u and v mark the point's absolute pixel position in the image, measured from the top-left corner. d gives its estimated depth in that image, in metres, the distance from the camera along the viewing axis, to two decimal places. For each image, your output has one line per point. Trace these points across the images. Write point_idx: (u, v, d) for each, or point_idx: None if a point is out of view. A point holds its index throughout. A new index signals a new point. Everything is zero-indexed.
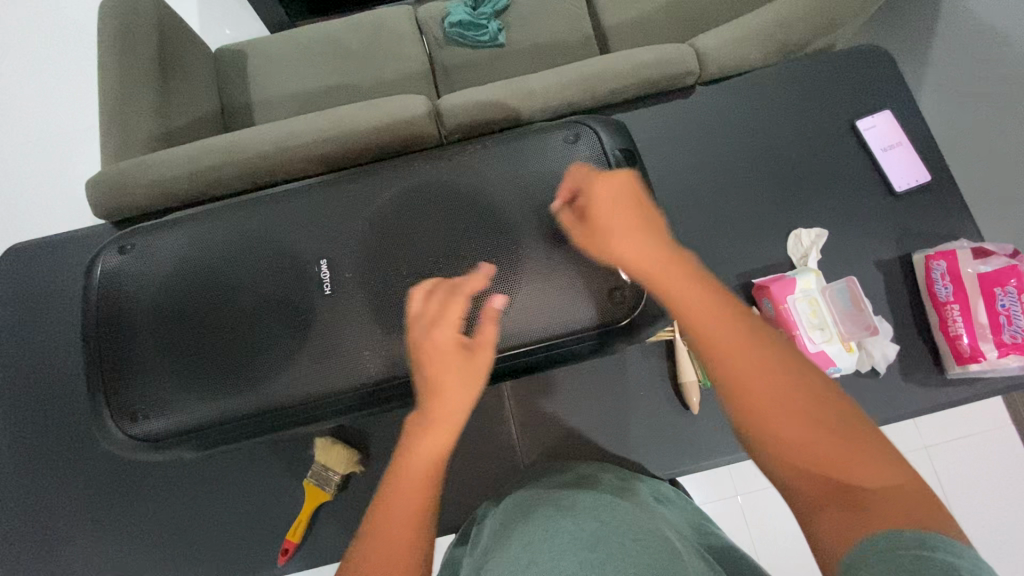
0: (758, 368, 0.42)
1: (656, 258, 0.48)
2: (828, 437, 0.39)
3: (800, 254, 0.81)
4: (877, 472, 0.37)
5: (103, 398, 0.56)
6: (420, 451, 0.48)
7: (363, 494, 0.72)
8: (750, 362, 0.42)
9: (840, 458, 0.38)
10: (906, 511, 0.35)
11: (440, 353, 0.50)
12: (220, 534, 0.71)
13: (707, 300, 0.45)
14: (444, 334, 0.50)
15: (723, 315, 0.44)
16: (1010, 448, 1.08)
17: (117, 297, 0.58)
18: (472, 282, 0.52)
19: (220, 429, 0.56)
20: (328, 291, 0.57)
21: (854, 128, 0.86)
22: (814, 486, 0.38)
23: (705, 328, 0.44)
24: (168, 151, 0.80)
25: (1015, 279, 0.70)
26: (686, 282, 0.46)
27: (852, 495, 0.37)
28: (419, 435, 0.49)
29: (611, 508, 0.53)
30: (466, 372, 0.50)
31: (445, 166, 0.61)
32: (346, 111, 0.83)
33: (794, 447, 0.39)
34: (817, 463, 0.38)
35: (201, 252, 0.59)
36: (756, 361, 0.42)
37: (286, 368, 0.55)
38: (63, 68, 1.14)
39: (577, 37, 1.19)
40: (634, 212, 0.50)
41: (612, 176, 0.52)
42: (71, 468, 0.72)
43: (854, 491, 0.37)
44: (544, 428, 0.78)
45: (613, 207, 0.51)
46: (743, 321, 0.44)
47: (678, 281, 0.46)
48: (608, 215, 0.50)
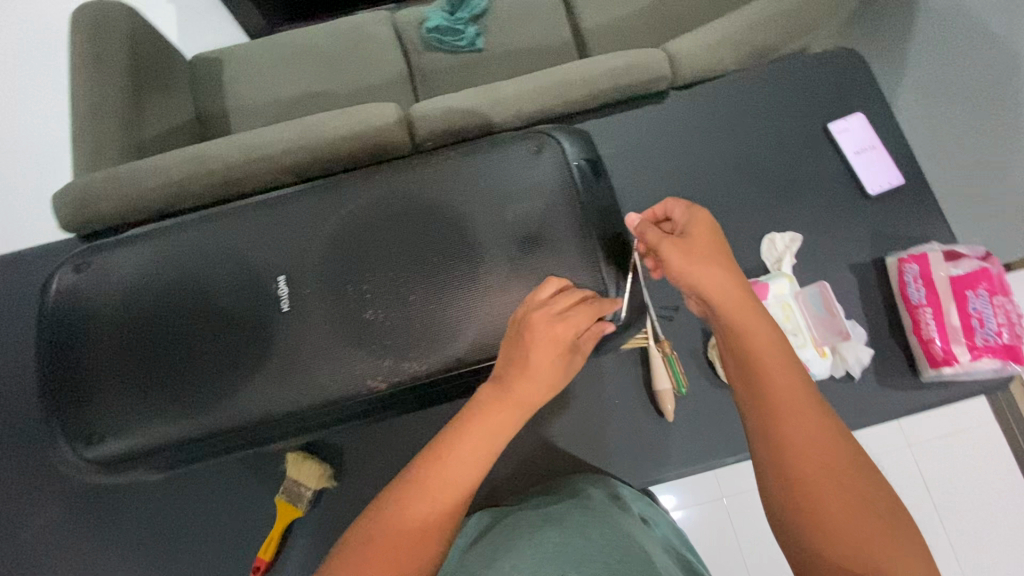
0: (816, 438, 0.44)
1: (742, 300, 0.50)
2: (873, 520, 0.40)
3: (775, 258, 0.80)
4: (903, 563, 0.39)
5: (59, 421, 0.55)
6: (454, 473, 0.47)
7: (337, 509, 0.71)
8: (812, 428, 0.44)
9: (879, 544, 0.39)
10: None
11: (555, 347, 0.49)
12: (191, 552, 0.70)
13: (782, 362, 0.47)
14: (567, 328, 0.49)
15: (795, 379, 0.46)
16: (994, 448, 1.08)
17: (73, 317, 0.57)
18: (610, 301, 0.52)
19: (180, 449, 0.54)
20: (288, 307, 0.56)
21: (828, 131, 0.85)
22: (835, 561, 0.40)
23: (773, 384, 0.46)
24: (135, 163, 0.79)
25: (986, 282, 0.71)
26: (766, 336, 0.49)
27: None
28: (488, 421, 0.48)
29: (598, 524, 0.52)
30: (560, 374, 0.50)
31: (408, 177, 0.60)
32: (316, 121, 0.82)
33: (837, 521, 0.41)
34: (854, 544, 0.40)
35: (160, 269, 0.58)
36: (820, 430, 0.44)
37: (247, 387, 0.54)
38: (36, 78, 1.12)
39: (555, 41, 1.19)
40: (726, 257, 0.52)
41: (706, 213, 0.54)
42: (38, 488, 0.71)
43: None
44: (521, 437, 0.77)
45: (703, 248, 0.52)
46: (811, 392, 0.46)
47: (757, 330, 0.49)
48: (708, 253, 0.52)
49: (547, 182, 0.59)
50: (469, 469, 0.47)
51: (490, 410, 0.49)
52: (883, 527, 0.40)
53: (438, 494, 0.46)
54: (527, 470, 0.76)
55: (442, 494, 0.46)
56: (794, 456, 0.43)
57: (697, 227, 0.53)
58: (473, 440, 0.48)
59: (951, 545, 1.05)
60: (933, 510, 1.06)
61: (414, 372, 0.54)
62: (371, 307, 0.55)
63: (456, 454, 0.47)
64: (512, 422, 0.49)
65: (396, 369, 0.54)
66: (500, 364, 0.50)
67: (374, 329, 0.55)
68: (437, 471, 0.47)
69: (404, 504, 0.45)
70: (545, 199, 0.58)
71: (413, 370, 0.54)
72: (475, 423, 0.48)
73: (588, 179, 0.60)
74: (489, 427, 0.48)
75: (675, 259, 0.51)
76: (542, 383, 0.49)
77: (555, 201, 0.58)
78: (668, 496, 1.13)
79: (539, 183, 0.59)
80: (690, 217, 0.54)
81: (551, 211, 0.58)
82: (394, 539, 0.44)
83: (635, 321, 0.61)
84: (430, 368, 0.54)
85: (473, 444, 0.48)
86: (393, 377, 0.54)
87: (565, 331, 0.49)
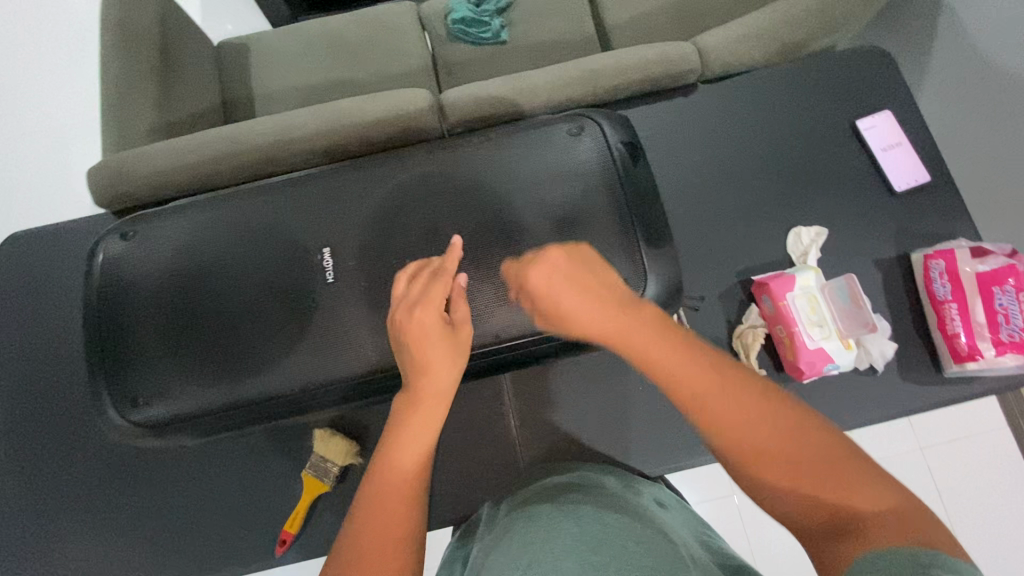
0: (732, 409, 0.42)
1: (610, 318, 0.48)
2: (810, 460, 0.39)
3: (800, 253, 0.81)
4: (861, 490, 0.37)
5: (105, 385, 0.56)
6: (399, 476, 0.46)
7: (361, 486, 0.72)
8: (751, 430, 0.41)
9: (828, 477, 0.38)
10: (930, 547, 0.32)
11: (432, 334, 0.49)
12: (216, 525, 0.70)
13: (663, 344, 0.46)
14: (429, 314, 0.49)
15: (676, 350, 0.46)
16: (1006, 451, 1.08)
17: (119, 284, 0.58)
18: (448, 274, 0.51)
19: (222, 415, 0.55)
20: (331, 279, 0.57)
21: (855, 128, 0.86)
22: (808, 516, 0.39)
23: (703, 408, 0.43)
24: (170, 141, 0.80)
25: (1013, 278, 0.71)
26: (674, 362, 0.45)
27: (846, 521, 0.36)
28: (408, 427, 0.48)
29: (612, 511, 0.53)
30: (455, 352, 0.50)
31: (449, 157, 0.62)
32: (349, 103, 0.83)
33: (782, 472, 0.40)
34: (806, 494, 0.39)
35: (204, 239, 0.59)
36: (758, 428, 0.41)
37: (290, 355, 0.55)
38: (66, 59, 1.13)
39: (579, 35, 1.20)
40: (585, 288, 0.49)
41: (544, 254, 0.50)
42: (68, 458, 0.72)
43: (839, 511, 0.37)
44: (543, 420, 0.78)
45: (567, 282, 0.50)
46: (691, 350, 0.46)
47: (663, 355, 0.46)
48: (577, 303, 0.48)
49: (586, 163, 0.60)
50: (414, 463, 0.47)
51: (408, 409, 0.49)
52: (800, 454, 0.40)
53: (387, 506, 0.45)
54: (548, 454, 0.77)
55: (397, 494, 0.46)
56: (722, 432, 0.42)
57: (541, 276, 0.50)
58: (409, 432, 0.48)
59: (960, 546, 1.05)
60: (945, 512, 1.07)
61: None
62: None
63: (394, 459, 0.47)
64: (433, 414, 0.49)
65: None
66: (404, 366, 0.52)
67: None
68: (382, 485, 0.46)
69: (362, 527, 0.44)
70: (584, 181, 0.59)
71: None
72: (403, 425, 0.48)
73: (628, 163, 0.61)
74: (416, 423, 0.48)
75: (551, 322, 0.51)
76: (439, 368, 0.49)
77: (595, 183, 0.59)
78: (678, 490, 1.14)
79: (578, 164, 0.60)
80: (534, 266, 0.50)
81: (590, 192, 0.59)
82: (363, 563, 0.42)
83: (671, 303, 0.60)
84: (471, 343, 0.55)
85: (408, 443, 0.48)
86: None
87: (426, 319, 0.49)
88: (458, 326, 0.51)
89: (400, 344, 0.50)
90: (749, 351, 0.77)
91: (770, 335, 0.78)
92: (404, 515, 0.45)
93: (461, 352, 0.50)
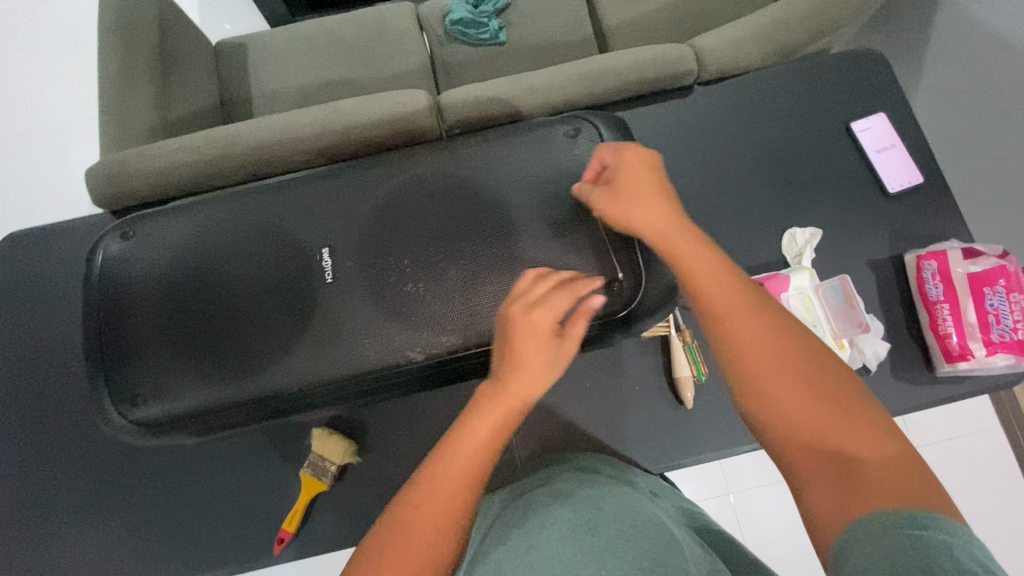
0: (769, 345, 0.45)
1: (670, 230, 0.52)
2: (830, 406, 0.41)
3: (795, 253, 0.82)
4: (873, 445, 0.39)
5: (103, 384, 0.57)
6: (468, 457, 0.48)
7: (359, 485, 0.72)
8: (780, 356, 0.44)
9: (842, 427, 0.40)
10: (933, 509, 0.35)
11: (535, 339, 0.50)
12: (215, 523, 0.71)
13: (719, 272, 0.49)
14: (542, 318, 0.50)
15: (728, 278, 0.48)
16: (999, 452, 1.10)
17: (118, 283, 0.59)
18: (586, 283, 0.52)
19: (221, 414, 0.56)
20: (330, 278, 0.57)
21: (850, 130, 0.87)
22: (805, 454, 0.41)
23: (730, 321, 0.46)
24: (169, 141, 0.80)
25: (1004, 278, 0.73)
26: (716, 274, 0.49)
27: (847, 465, 0.39)
28: (486, 414, 0.49)
29: (608, 493, 0.54)
30: (551, 360, 0.51)
31: (448, 159, 0.62)
32: (348, 104, 0.83)
33: (798, 410, 0.42)
34: (816, 438, 0.40)
35: (203, 239, 0.59)
36: (789, 353, 0.44)
37: (289, 355, 0.56)
38: (66, 59, 1.14)
39: (578, 37, 1.20)
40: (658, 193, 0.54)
41: (632, 149, 0.55)
42: (67, 456, 0.72)
43: (844, 454, 0.39)
44: (540, 419, 0.79)
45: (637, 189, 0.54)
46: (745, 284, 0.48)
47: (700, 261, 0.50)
48: (648, 203, 0.53)
49: (583, 165, 0.61)
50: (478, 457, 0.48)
51: (491, 397, 0.50)
52: (825, 400, 0.41)
53: (452, 481, 0.47)
54: (544, 452, 0.78)
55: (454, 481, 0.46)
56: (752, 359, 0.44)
57: (627, 172, 0.55)
58: (489, 419, 0.49)
59: None
60: None
61: (452, 346, 0.56)
62: (411, 281, 0.57)
63: (467, 441, 0.48)
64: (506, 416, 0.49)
65: (434, 342, 0.56)
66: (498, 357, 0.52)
67: (414, 303, 0.56)
68: (453, 461, 0.47)
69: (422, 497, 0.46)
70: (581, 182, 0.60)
71: (451, 344, 0.56)
72: (483, 409, 0.49)
73: None
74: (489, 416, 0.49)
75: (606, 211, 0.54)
76: (531, 375, 0.50)
77: None
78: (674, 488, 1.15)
79: (575, 166, 0.61)
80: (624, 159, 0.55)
81: None
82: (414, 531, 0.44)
83: (666, 304, 0.61)
84: (468, 343, 0.56)
85: (484, 430, 0.49)
86: (431, 350, 0.56)
87: (540, 320, 0.50)
88: (566, 338, 0.51)
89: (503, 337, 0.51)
90: None
91: None
92: (465, 497, 0.46)
93: (558, 364, 0.51)
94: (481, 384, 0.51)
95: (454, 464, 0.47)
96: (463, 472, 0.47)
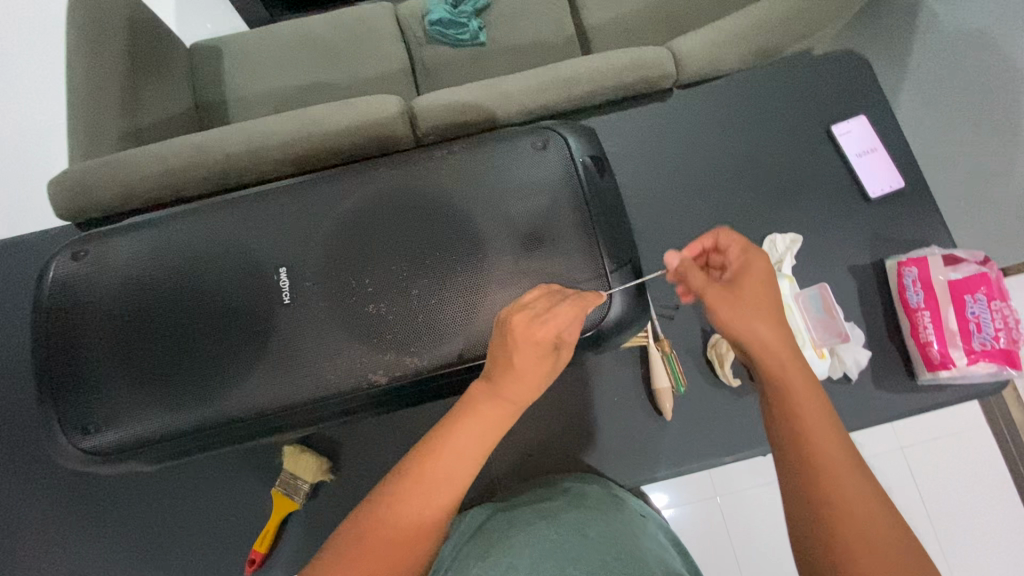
0: (856, 496, 0.39)
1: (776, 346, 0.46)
2: None
3: (775, 260, 0.80)
4: None
5: (55, 412, 0.55)
6: (450, 467, 0.45)
7: (333, 504, 0.70)
8: (869, 516, 0.38)
9: None
10: None
11: (539, 350, 0.46)
12: (186, 546, 0.69)
13: (816, 403, 0.43)
14: (547, 331, 0.46)
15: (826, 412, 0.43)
16: (986, 453, 1.09)
17: (71, 305, 0.57)
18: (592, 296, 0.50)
19: (177, 441, 0.54)
20: (289, 300, 0.55)
21: (831, 133, 0.85)
22: None
23: (838, 483, 0.39)
24: (131, 151, 0.77)
25: (985, 286, 0.72)
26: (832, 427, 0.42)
27: None
28: (476, 421, 0.46)
29: (594, 521, 0.52)
30: (546, 370, 0.48)
31: (414, 172, 0.60)
32: (317, 111, 0.81)
33: None
34: None
35: (159, 259, 0.57)
36: (880, 519, 0.38)
37: (246, 379, 0.54)
38: (35, 65, 1.11)
39: (559, 36, 1.18)
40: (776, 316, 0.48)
41: (766, 257, 0.51)
42: (32, 479, 0.70)
43: None
44: (519, 432, 0.77)
45: (752, 297, 0.48)
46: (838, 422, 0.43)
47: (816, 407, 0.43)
48: (769, 323, 0.47)
49: (552, 178, 0.59)
50: (467, 466, 0.46)
51: (485, 406, 0.47)
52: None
53: (430, 486, 0.44)
54: (524, 466, 0.76)
55: (440, 489, 0.44)
56: (835, 506, 0.39)
57: (750, 274, 0.50)
58: (475, 426, 0.46)
59: (940, 546, 1.05)
60: (925, 512, 1.07)
61: (416, 368, 0.54)
62: (373, 302, 0.55)
63: (454, 450, 0.45)
64: (497, 424, 0.47)
65: (397, 364, 0.54)
66: (492, 361, 0.48)
67: (376, 324, 0.55)
68: (434, 470, 0.45)
69: (399, 502, 0.44)
70: (550, 196, 0.58)
71: (415, 366, 0.54)
72: (472, 418, 0.46)
73: (593, 176, 0.60)
74: (480, 426, 0.46)
75: (719, 305, 0.49)
76: (529, 385, 0.47)
77: (560, 198, 0.58)
78: (661, 493, 1.14)
79: (544, 179, 0.59)
80: (755, 265, 0.50)
81: (556, 208, 0.58)
82: (389, 534, 0.43)
83: (638, 320, 0.59)
84: (432, 364, 0.54)
85: (470, 441, 0.46)
86: (395, 372, 0.54)
87: (543, 335, 0.46)
88: (564, 347, 0.49)
89: (502, 346, 0.47)
90: (723, 362, 0.75)
91: None
92: (442, 506, 0.44)
93: (552, 372, 0.49)
94: (474, 386, 0.47)
95: (434, 469, 0.45)
96: (444, 478, 0.45)
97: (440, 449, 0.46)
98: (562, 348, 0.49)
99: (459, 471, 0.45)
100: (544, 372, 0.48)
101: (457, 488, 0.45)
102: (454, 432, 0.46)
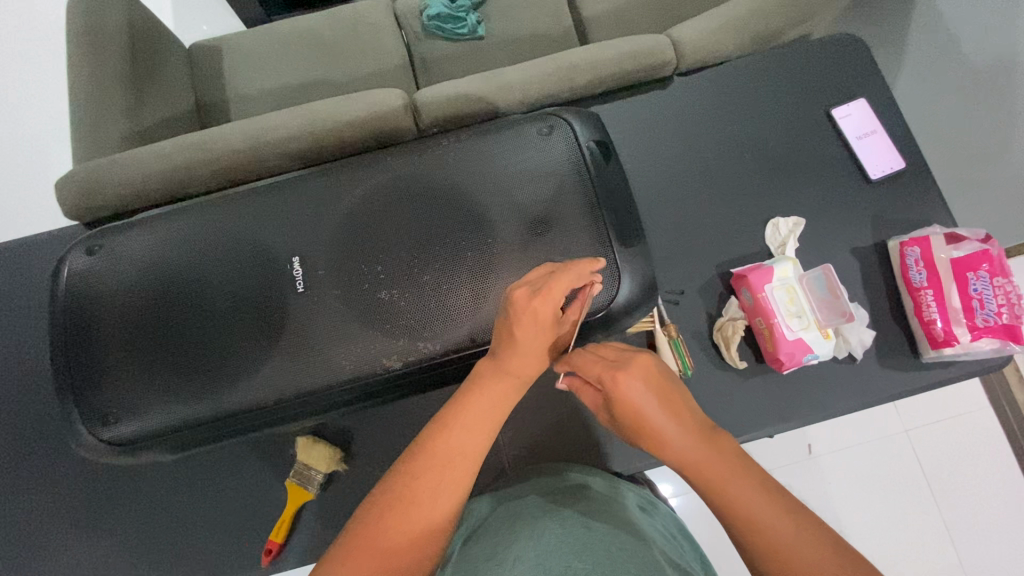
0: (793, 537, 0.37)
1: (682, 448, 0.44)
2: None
3: (778, 243, 0.81)
4: None
5: (74, 404, 0.55)
6: (461, 441, 0.46)
7: (346, 494, 0.71)
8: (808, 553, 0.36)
9: None
10: None
11: (541, 327, 0.47)
12: (202, 538, 0.70)
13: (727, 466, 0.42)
14: (549, 309, 0.46)
15: (739, 473, 0.41)
16: (989, 433, 1.10)
17: (86, 299, 0.57)
18: (592, 278, 0.50)
19: (193, 430, 0.55)
20: (302, 287, 0.56)
21: (831, 117, 0.86)
22: None
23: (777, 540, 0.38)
24: (137, 149, 0.78)
25: (987, 263, 0.71)
26: (767, 509, 0.39)
27: None
28: (485, 396, 0.47)
29: (596, 515, 0.52)
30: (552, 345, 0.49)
31: (421, 161, 0.61)
32: (321, 105, 0.81)
33: None
34: None
35: (171, 252, 0.58)
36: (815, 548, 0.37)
37: (260, 367, 0.55)
38: (37, 69, 1.11)
39: (557, 28, 1.18)
40: (668, 414, 0.45)
41: (631, 373, 0.46)
42: (49, 476, 0.71)
43: None
44: (527, 420, 0.78)
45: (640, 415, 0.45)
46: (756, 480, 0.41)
47: (744, 498, 0.40)
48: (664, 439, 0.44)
49: (558, 163, 0.60)
50: (479, 440, 0.46)
51: (492, 379, 0.48)
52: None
53: (445, 462, 0.45)
54: (533, 453, 0.77)
55: (454, 465, 0.45)
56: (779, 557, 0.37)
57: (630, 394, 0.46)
58: (485, 400, 0.47)
59: (944, 526, 1.07)
60: (929, 493, 1.08)
61: (429, 353, 0.55)
62: (385, 288, 0.56)
63: (465, 424, 0.46)
64: (505, 399, 0.48)
65: (410, 349, 0.55)
66: (497, 338, 0.49)
67: (388, 310, 0.55)
68: (447, 443, 0.45)
69: (414, 478, 0.44)
70: (555, 180, 0.59)
71: (427, 351, 0.55)
72: (480, 393, 0.47)
73: (599, 161, 0.61)
74: (489, 401, 0.47)
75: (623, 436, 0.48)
76: (534, 359, 0.48)
77: (567, 182, 0.59)
78: (666, 481, 1.15)
79: (550, 164, 0.60)
80: (618, 377, 0.46)
81: (562, 191, 0.59)
82: (407, 510, 0.43)
83: (646, 301, 0.60)
84: (445, 348, 0.55)
85: (480, 415, 0.47)
86: (408, 357, 0.55)
87: (546, 312, 0.47)
88: (563, 325, 0.50)
89: (507, 323, 0.48)
90: (729, 344, 0.76)
91: (749, 326, 0.78)
92: (459, 480, 0.45)
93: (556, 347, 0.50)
94: (479, 362, 0.48)
95: (447, 444, 0.46)
96: (455, 452, 0.45)
97: (452, 424, 0.46)
98: (564, 325, 0.49)
99: (472, 444, 0.46)
100: (549, 349, 0.49)
101: (470, 462, 0.45)
102: (464, 408, 0.47)
